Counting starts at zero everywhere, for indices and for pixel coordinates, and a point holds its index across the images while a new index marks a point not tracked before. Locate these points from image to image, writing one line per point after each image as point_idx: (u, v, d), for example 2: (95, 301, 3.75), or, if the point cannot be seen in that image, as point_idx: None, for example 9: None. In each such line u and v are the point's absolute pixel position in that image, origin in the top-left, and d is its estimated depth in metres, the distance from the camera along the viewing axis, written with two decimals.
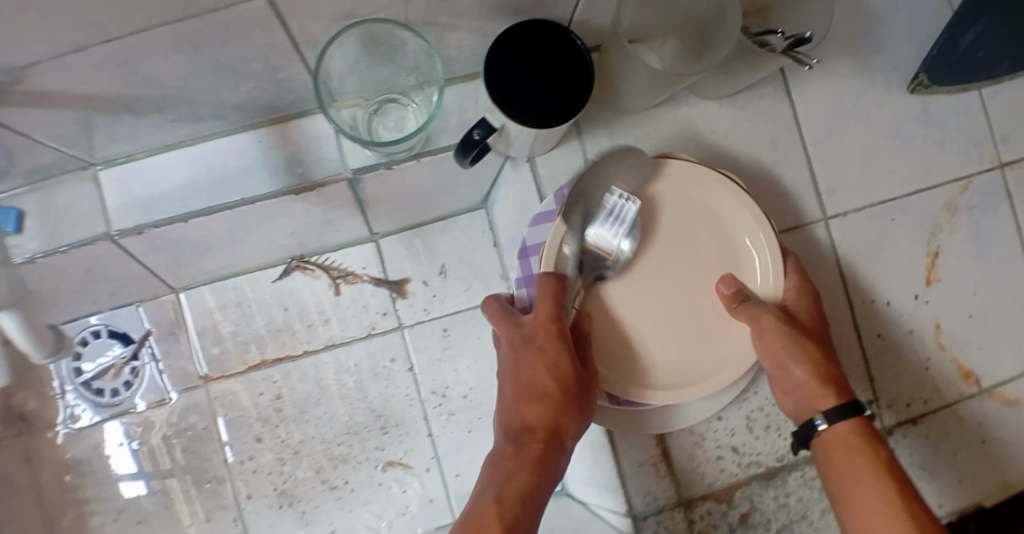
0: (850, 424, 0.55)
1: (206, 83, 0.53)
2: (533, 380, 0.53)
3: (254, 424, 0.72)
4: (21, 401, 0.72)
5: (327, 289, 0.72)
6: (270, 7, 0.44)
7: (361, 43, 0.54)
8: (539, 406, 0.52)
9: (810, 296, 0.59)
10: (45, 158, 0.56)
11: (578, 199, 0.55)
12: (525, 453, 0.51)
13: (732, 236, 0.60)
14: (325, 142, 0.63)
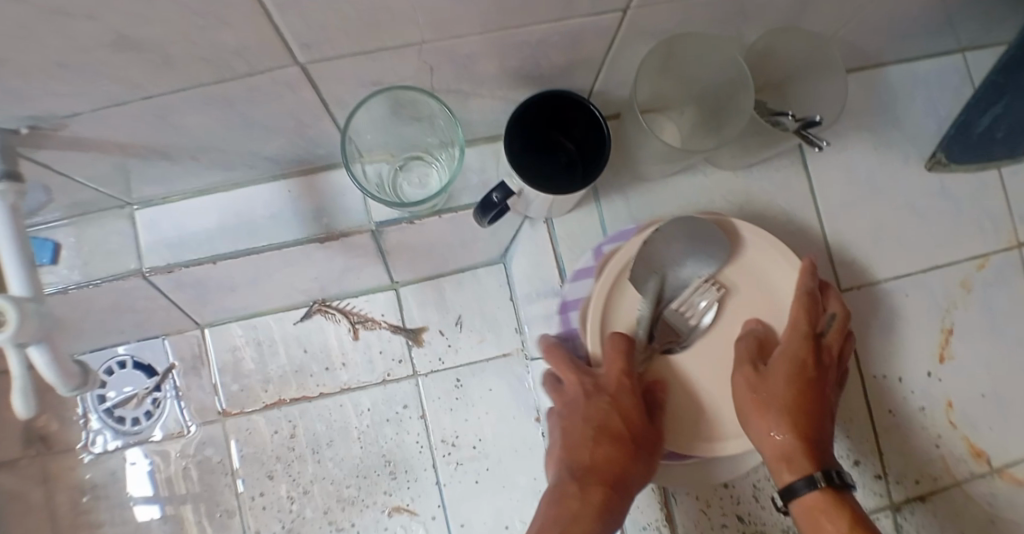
0: (818, 495, 0.53)
1: (240, 135, 0.57)
2: (603, 424, 0.53)
3: (268, 460, 0.71)
4: (44, 423, 0.73)
5: (346, 333, 0.74)
6: (300, 73, 0.48)
7: (388, 106, 0.57)
8: (610, 450, 0.52)
9: (795, 360, 0.56)
10: (86, 196, 0.60)
11: (645, 265, 0.57)
12: (593, 498, 0.51)
13: (781, 298, 0.60)
14: (349, 195, 0.65)
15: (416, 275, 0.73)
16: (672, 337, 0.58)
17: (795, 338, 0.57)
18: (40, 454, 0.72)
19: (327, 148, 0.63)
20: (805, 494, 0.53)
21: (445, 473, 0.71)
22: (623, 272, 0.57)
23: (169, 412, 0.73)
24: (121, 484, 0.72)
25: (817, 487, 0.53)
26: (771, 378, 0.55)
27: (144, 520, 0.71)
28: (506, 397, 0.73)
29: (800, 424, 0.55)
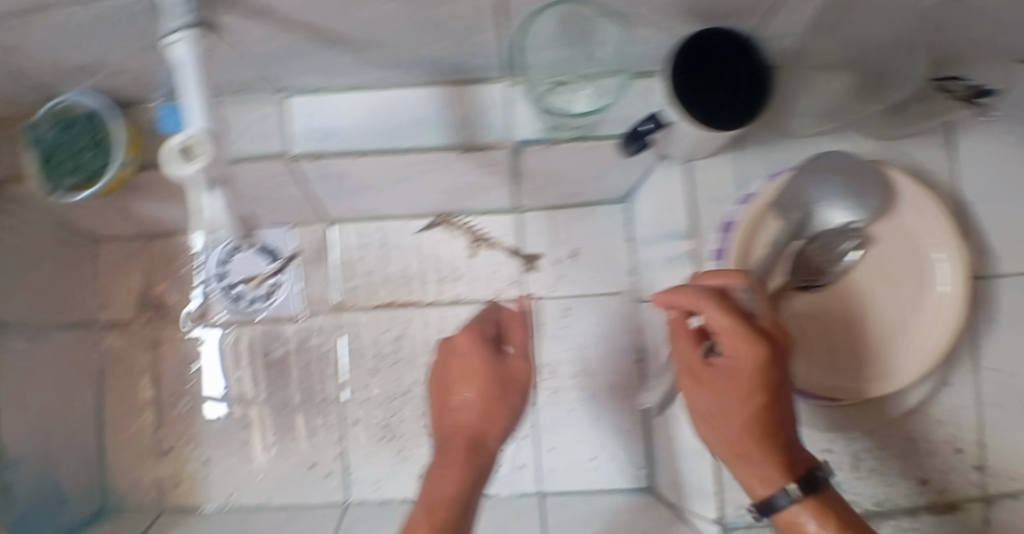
0: (806, 506, 0.48)
1: (406, 32, 0.55)
2: (457, 383, 0.56)
3: (372, 358, 0.74)
4: (161, 291, 0.77)
5: (464, 249, 0.75)
6: None
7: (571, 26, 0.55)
8: (467, 410, 0.55)
9: (751, 370, 0.48)
10: (239, 78, 0.59)
11: (792, 199, 0.58)
12: (460, 460, 0.53)
13: (921, 261, 0.61)
14: (494, 110, 0.64)
15: (542, 204, 0.73)
16: (813, 274, 0.60)
17: (744, 339, 0.47)
18: (152, 322, 0.76)
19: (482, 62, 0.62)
20: (789, 504, 0.48)
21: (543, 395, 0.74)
22: (778, 198, 0.58)
23: (284, 298, 0.75)
24: (226, 361, 0.76)
25: (806, 495, 0.48)
26: (719, 370, 0.50)
27: (210, 417, 0.75)
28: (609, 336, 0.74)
29: (773, 440, 0.49)
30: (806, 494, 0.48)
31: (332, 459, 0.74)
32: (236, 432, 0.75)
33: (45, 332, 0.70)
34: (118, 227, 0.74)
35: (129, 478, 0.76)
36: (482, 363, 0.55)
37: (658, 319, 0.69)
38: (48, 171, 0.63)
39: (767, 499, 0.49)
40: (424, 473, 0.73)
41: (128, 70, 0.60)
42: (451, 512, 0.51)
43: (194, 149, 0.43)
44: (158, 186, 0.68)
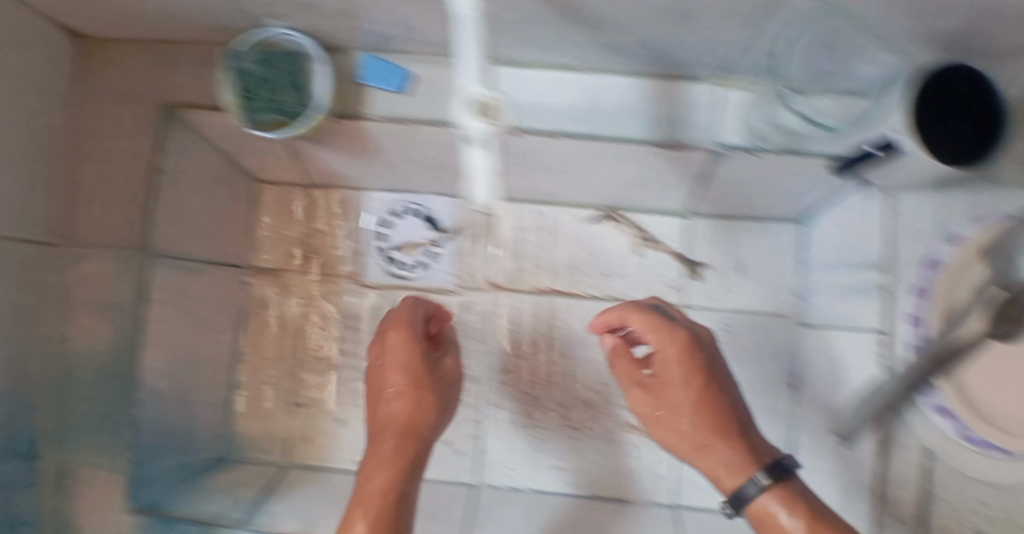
0: (777, 496, 0.46)
1: (644, 21, 0.52)
2: (383, 372, 0.57)
3: (522, 343, 0.75)
4: (318, 244, 0.79)
5: (631, 247, 0.74)
6: None
7: (809, 35, 0.52)
8: (404, 401, 0.54)
9: (681, 352, 0.54)
10: (462, 39, 0.59)
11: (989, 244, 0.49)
12: (393, 453, 0.51)
13: None
14: (701, 110, 0.62)
15: (715, 212, 0.73)
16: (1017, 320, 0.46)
17: (693, 381, 0.53)
18: (301, 270, 0.79)
19: (708, 60, 0.58)
20: (761, 492, 0.46)
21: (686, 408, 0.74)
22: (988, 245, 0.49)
23: (439, 265, 0.76)
24: (371, 323, 0.77)
25: (768, 485, 0.46)
26: (663, 383, 0.55)
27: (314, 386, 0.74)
28: (763, 358, 0.74)
29: (716, 420, 0.51)
30: (767, 483, 0.46)
31: (467, 437, 0.75)
32: None
33: (201, 265, 0.72)
34: (290, 178, 0.77)
35: (261, 422, 0.78)
36: (407, 352, 0.57)
37: (834, 347, 0.68)
38: (250, 104, 0.60)
39: (736, 492, 0.47)
40: (557, 465, 0.74)
41: (341, 18, 0.57)
42: (386, 500, 0.48)
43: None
44: (342, 139, 0.66)
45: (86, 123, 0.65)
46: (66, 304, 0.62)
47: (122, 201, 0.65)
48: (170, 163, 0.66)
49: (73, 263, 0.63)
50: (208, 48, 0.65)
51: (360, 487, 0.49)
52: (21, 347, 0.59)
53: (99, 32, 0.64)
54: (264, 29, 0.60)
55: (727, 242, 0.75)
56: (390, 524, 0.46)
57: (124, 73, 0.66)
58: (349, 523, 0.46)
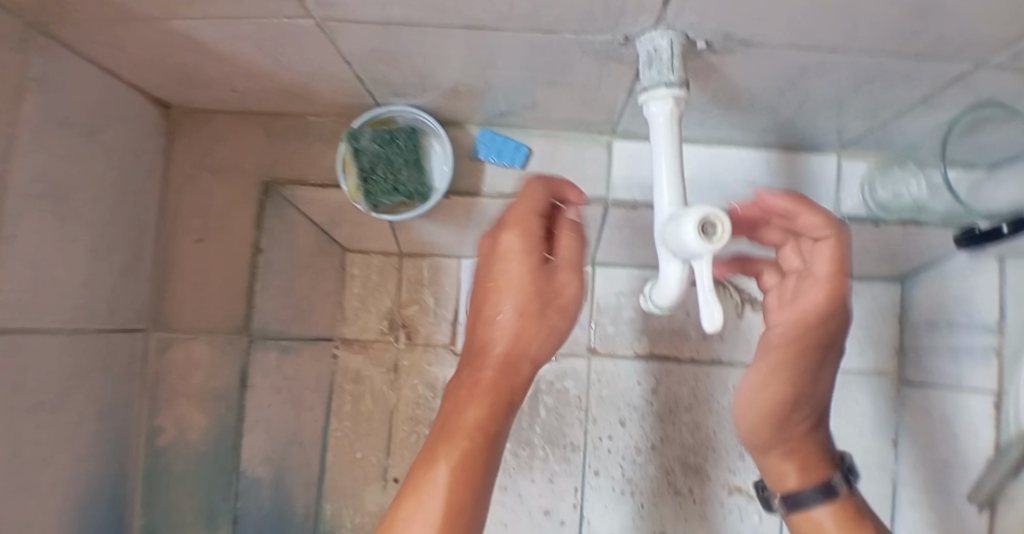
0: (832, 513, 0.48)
1: (791, 107, 0.52)
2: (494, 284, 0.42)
3: (624, 409, 0.73)
4: (408, 312, 0.77)
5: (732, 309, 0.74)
6: (960, 73, 0.44)
7: (961, 121, 0.51)
8: (512, 326, 0.42)
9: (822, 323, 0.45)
10: (593, 118, 0.58)
11: None
12: (486, 386, 0.41)
13: None
14: (823, 183, 0.63)
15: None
16: None
17: (804, 356, 0.46)
18: (398, 342, 0.76)
19: (833, 136, 0.59)
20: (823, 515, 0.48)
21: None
22: None
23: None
24: None
25: (827, 496, 0.48)
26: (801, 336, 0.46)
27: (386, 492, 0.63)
28: (872, 413, 0.77)
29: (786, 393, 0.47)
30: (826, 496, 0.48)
31: (568, 507, 0.72)
32: None
33: (296, 344, 0.69)
34: (382, 246, 0.74)
35: (351, 502, 0.74)
36: (522, 266, 0.42)
37: (943, 407, 0.68)
38: (370, 186, 0.59)
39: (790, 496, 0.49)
40: (662, 532, 0.71)
41: (466, 97, 0.56)
42: (475, 438, 0.40)
43: (715, 226, 0.36)
44: (451, 212, 0.64)
45: (182, 205, 0.63)
46: (159, 394, 0.61)
47: (224, 285, 0.62)
48: (270, 243, 0.64)
49: (169, 348, 0.62)
50: (316, 121, 0.62)
51: (446, 417, 0.41)
52: (120, 441, 0.58)
53: (196, 105, 0.61)
54: (380, 107, 0.59)
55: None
56: (478, 467, 0.39)
57: (221, 150, 0.63)
58: (432, 459, 0.39)
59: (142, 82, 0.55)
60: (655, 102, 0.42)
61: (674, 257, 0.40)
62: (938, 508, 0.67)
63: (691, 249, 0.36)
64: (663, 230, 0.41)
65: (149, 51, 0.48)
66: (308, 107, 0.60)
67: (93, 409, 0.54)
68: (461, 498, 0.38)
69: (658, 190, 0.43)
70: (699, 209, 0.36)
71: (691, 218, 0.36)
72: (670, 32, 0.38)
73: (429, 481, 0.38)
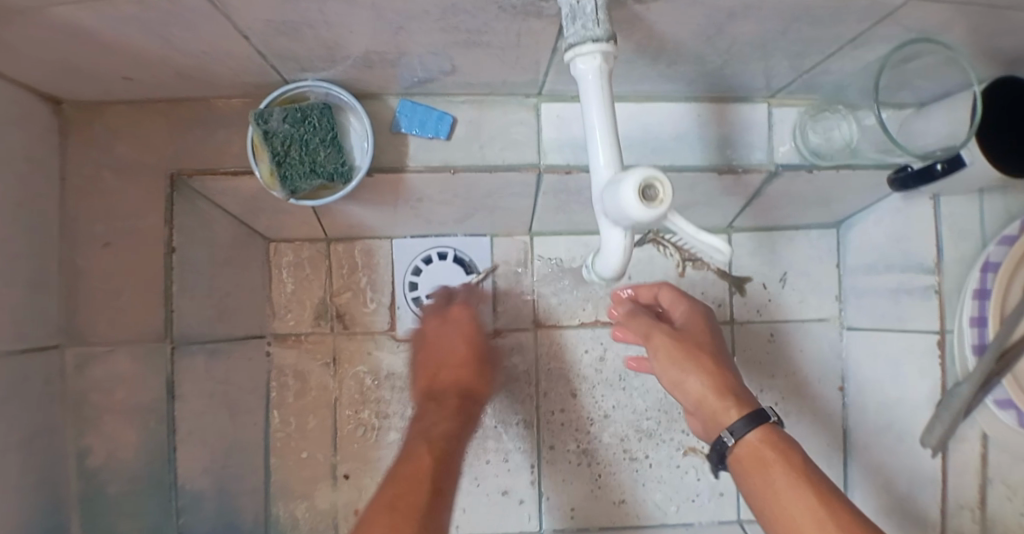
0: (760, 433, 0.44)
1: (722, 56, 0.51)
2: (442, 342, 0.58)
3: (573, 379, 0.72)
4: (343, 300, 0.73)
5: (675, 269, 0.73)
6: (890, 8, 0.42)
7: (895, 59, 0.50)
8: (457, 371, 0.55)
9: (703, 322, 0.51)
10: (515, 80, 0.56)
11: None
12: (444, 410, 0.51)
13: None
14: (755, 132, 0.62)
15: (754, 226, 0.74)
16: None
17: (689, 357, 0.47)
18: (335, 332, 0.73)
19: (763, 83, 0.57)
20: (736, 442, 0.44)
21: None
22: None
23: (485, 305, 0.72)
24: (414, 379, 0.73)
25: (758, 423, 0.44)
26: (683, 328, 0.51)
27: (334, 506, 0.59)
28: (818, 358, 0.76)
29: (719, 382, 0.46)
30: (756, 422, 0.44)
31: (527, 485, 0.71)
32: None
33: (226, 345, 0.65)
34: (310, 233, 0.71)
35: (302, 502, 0.72)
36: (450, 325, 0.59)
37: (885, 345, 0.70)
38: (285, 170, 0.54)
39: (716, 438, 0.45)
40: (622, 500, 0.71)
41: (380, 66, 0.52)
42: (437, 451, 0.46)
43: (656, 189, 0.35)
44: (375, 192, 0.61)
45: (81, 210, 0.58)
46: (79, 413, 0.57)
47: (140, 290, 0.58)
48: (184, 241, 0.59)
49: (88, 364, 0.57)
50: (222, 105, 0.58)
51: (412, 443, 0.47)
52: (50, 469, 0.53)
53: (85, 97, 0.56)
54: (288, 85, 0.55)
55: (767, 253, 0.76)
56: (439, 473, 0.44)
57: (118, 145, 0.58)
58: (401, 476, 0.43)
59: (19, 77, 0.50)
60: (583, 59, 0.40)
61: (614, 225, 0.39)
62: (890, 447, 0.69)
63: (632, 215, 0.36)
64: (602, 196, 0.40)
65: (19, 40, 0.43)
66: (209, 90, 0.56)
67: (15, 438, 0.50)
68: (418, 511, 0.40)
69: (594, 150, 0.42)
70: (639, 172, 0.35)
71: (631, 181, 0.35)
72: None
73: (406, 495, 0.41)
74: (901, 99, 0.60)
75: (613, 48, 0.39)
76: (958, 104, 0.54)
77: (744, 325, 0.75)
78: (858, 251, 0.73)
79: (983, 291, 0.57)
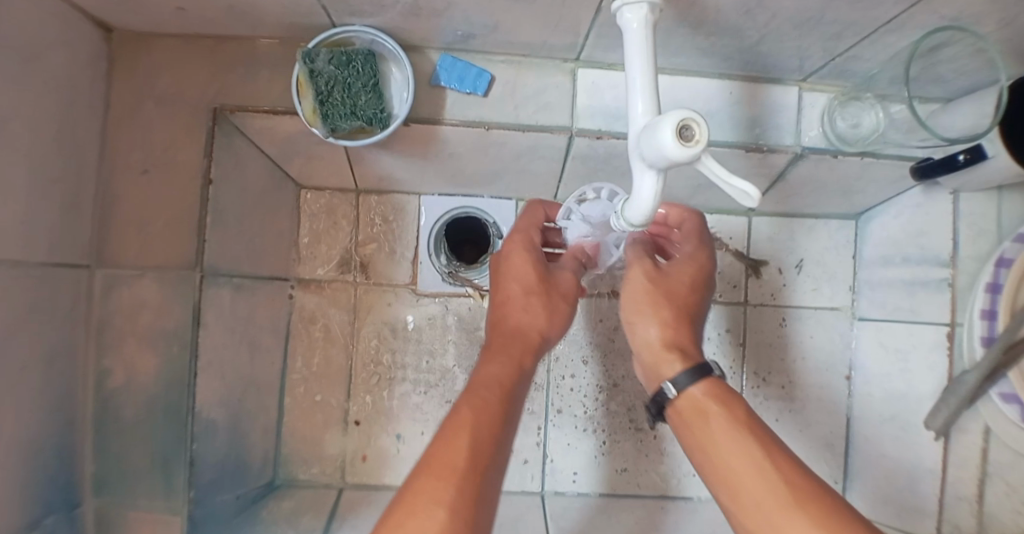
0: (701, 389, 0.42)
1: (758, 32, 0.52)
2: (514, 284, 0.48)
3: (585, 347, 0.74)
4: (368, 251, 0.77)
5: None
6: None
7: (927, 45, 0.52)
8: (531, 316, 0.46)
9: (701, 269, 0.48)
10: (555, 42, 0.57)
11: None
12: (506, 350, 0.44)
13: None
14: (785, 112, 0.62)
15: (775, 212, 0.76)
16: None
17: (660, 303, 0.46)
18: (357, 282, 0.76)
19: (795, 65, 0.59)
20: (678, 394, 0.43)
21: (760, 394, 0.76)
22: None
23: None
24: (430, 335, 0.76)
25: (702, 375, 0.43)
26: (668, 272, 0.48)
27: None
28: (827, 346, 0.77)
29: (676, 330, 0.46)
30: (700, 374, 0.43)
31: (532, 447, 0.73)
32: (437, 404, 0.76)
33: (250, 283, 0.67)
34: (340, 183, 0.74)
35: (314, 443, 0.75)
36: (527, 260, 0.49)
37: (894, 336, 0.71)
38: (327, 109, 0.56)
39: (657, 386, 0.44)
40: (624, 468, 0.73)
41: (425, 15, 0.53)
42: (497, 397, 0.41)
43: (692, 129, 0.37)
44: (410, 143, 0.62)
45: (121, 136, 0.59)
46: (104, 334, 0.58)
47: (174, 218, 0.59)
48: (220, 175, 0.61)
49: (114, 286, 0.58)
50: (266, 45, 0.59)
51: (465, 381, 0.42)
52: (64, 383, 0.55)
53: (136, 24, 0.57)
54: (336, 28, 0.56)
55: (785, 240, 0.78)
56: (496, 425, 0.39)
57: (162, 77, 0.59)
58: (451, 412, 0.38)
59: None
60: (629, 8, 0.43)
61: (647, 167, 0.40)
62: (892, 440, 0.70)
63: (667, 155, 0.37)
64: (637, 140, 0.41)
65: None
66: (255, 27, 0.57)
67: (35, 349, 0.51)
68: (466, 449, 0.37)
69: (631, 100, 0.43)
70: (677, 113, 0.36)
71: (668, 121, 0.36)
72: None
73: (460, 423, 0.37)
74: (930, 92, 0.61)
75: (660, 2, 0.42)
76: (985, 101, 0.55)
77: (757, 309, 0.77)
78: (878, 244, 0.74)
79: (995, 285, 0.58)
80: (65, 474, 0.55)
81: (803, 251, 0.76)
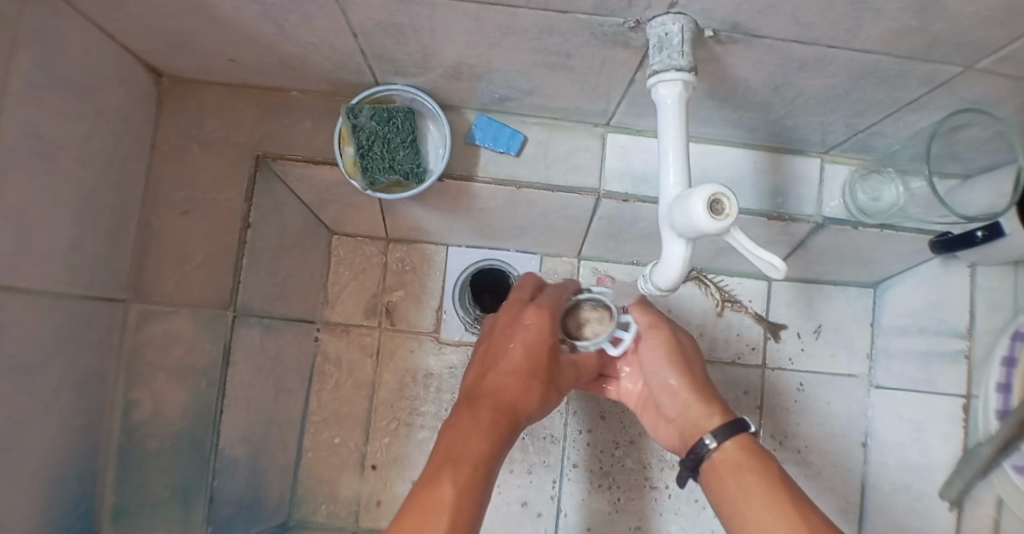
0: (737, 442, 0.48)
1: (782, 107, 0.55)
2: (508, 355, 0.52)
3: (603, 401, 0.75)
4: (393, 297, 0.79)
5: (714, 307, 0.77)
6: (944, 76, 0.47)
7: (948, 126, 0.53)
8: (513, 384, 0.51)
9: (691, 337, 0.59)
10: (588, 109, 0.60)
11: None
12: (481, 423, 0.48)
13: None
14: (807, 183, 0.64)
15: (794, 276, 0.77)
16: None
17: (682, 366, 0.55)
18: (381, 327, 0.78)
19: (818, 138, 0.61)
20: (717, 447, 0.48)
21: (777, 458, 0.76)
22: None
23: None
24: (450, 382, 0.77)
25: (737, 432, 0.49)
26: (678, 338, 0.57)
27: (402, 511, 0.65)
28: (845, 414, 0.77)
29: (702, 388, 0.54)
30: (736, 431, 0.49)
31: (546, 500, 0.74)
32: None
33: (278, 324, 0.69)
34: (370, 230, 0.76)
35: (330, 486, 0.76)
36: (536, 335, 0.53)
37: (920, 408, 0.73)
38: (366, 162, 0.58)
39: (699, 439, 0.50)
40: (638, 526, 0.74)
41: (467, 79, 0.56)
42: (476, 469, 0.45)
43: (723, 203, 0.38)
44: (442, 197, 0.64)
45: (165, 178, 0.61)
46: (133, 368, 0.60)
47: (212, 257, 0.61)
48: (258, 219, 0.63)
49: (148, 320, 0.60)
50: (311, 97, 0.62)
51: (448, 451, 0.46)
52: (94, 414, 0.56)
53: (190, 73, 0.60)
54: (379, 86, 0.59)
55: (803, 304, 0.79)
56: (474, 496, 0.43)
57: (210, 123, 0.62)
58: (437, 481, 0.43)
59: (139, 45, 0.55)
60: (664, 85, 0.44)
61: (678, 235, 0.41)
62: (905, 506, 0.72)
63: (698, 225, 0.38)
64: (668, 210, 0.43)
65: (152, 11, 0.48)
66: (304, 82, 0.60)
67: (69, 379, 0.52)
68: (465, 494, 0.43)
69: (664, 170, 0.45)
70: (708, 187, 0.38)
71: (700, 196, 0.38)
72: (682, 17, 0.41)
73: (438, 503, 0.41)
74: (948, 168, 0.63)
75: (694, 79, 0.43)
76: (1003, 180, 0.58)
77: (774, 371, 0.78)
78: (895, 313, 0.76)
79: (1012, 359, 0.62)
80: (85, 504, 0.56)
81: (821, 317, 0.78)
